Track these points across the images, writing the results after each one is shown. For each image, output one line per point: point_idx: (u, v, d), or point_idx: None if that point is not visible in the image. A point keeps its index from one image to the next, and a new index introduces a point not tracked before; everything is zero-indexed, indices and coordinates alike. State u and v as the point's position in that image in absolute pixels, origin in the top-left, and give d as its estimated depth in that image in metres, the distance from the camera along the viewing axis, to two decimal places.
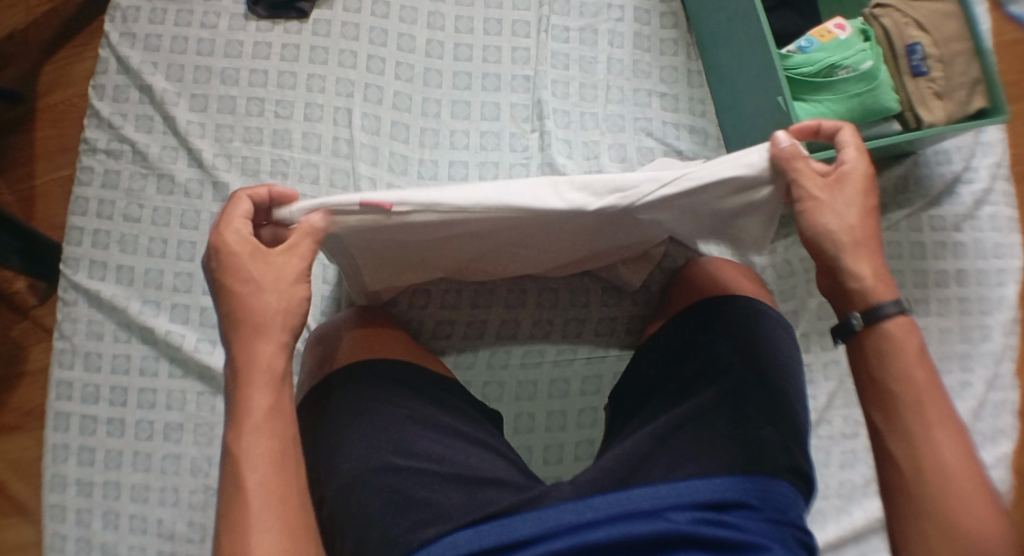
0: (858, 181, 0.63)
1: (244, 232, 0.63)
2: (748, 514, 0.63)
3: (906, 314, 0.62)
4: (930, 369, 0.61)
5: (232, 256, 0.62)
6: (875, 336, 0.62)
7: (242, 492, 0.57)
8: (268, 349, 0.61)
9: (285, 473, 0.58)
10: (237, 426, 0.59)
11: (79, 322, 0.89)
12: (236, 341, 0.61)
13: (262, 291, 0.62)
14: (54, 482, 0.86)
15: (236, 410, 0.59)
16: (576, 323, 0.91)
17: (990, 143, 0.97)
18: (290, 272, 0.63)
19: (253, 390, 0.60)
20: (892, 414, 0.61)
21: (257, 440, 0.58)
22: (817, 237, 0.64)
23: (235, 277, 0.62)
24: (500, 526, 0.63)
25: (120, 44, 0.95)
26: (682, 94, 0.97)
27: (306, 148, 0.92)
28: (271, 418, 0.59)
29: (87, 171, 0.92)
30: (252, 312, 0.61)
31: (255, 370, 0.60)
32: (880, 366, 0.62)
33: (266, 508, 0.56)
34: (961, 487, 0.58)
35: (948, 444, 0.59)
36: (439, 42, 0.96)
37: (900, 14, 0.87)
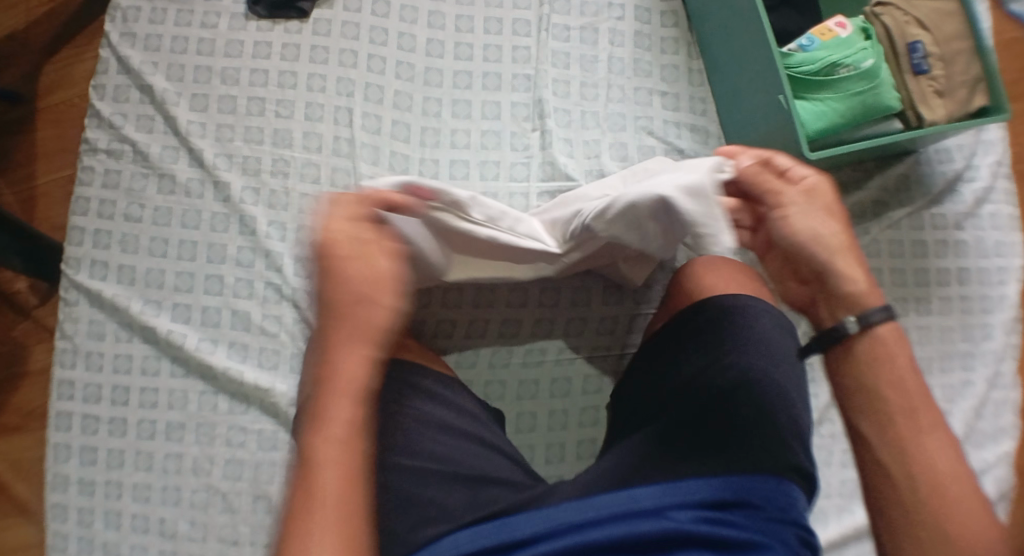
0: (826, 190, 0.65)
1: (351, 230, 0.61)
2: (752, 513, 0.63)
3: (895, 321, 0.62)
4: (919, 375, 0.61)
5: (336, 258, 0.59)
6: (865, 344, 0.62)
7: (314, 502, 0.53)
8: (356, 358, 0.57)
9: (358, 491, 0.54)
10: (318, 432, 0.55)
11: (80, 322, 0.89)
12: (325, 344, 0.58)
13: (354, 299, 0.58)
14: (55, 482, 0.86)
15: (317, 414, 0.56)
16: (578, 322, 0.90)
17: (991, 142, 0.97)
18: (377, 282, 0.59)
19: (339, 399, 0.56)
20: (883, 419, 0.60)
21: (334, 451, 0.55)
22: (803, 246, 0.63)
23: (330, 278, 0.59)
24: (503, 526, 0.63)
25: (120, 44, 0.95)
26: (683, 93, 0.97)
27: (306, 147, 0.92)
28: (352, 430, 0.56)
29: (88, 171, 0.92)
30: (343, 315, 0.58)
31: (340, 379, 0.57)
32: (870, 371, 0.61)
33: (335, 527, 0.52)
34: (953, 495, 0.57)
35: (940, 452, 0.59)
36: (440, 41, 0.96)
37: (900, 12, 0.87)
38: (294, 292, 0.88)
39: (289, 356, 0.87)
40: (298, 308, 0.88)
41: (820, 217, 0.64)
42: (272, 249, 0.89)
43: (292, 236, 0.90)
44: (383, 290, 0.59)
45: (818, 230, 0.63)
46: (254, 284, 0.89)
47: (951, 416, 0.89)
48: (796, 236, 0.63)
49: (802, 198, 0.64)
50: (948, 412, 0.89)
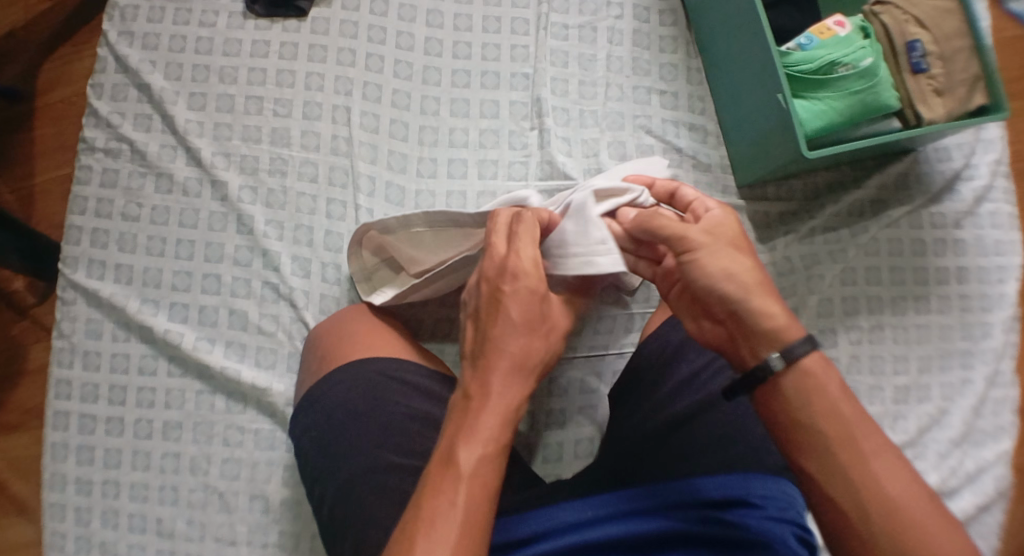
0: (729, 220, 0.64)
1: (535, 259, 0.65)
2: (750, 511, 0.62)
3: (819, 350, 0.58)
4: (851, 398, 0.58)
5: (518, 282, 0.63)
6: (790, 378, 0.58)
7: (445, 512, 0.54)
8: (512, 383, 0.60)
9: (487, 517, 0.55)
10: (467, 446, 0.57)
11: (77, 321, 0.89)
12: (479, 365, 0.61)
13: (522, 326, 0.62)
14: (54, 480, 0.86)
15: (468, 426, 0.58)
16: (576, 321, 0.90)
17: (991, 140, 0.97)
18: (555, 323, 0.64)
19: (487, 419, 0.58)
20: (825, 456, 0.57)
21: (480, 471, 0.56)
22: (712, 282, 0.61)
23: (505, 294, 0.63)
24: (502, 525, 0.64)
25: (117, 43, 0.95)
26: (682, 91, 0.97)
27: (304, 146, 0.92)
28: (497, 452, 0.58)
29: (86, 170, 0.92)
30: (501, 336, 0.61)
31: (494, 400, 0.59)
32: (804, 407, 0.58)
33: (458, 536, 0.53)
34: (911, 518, 0.54)
35: (890, 475, 0.55)
36: (438, 39, 0.96)
37: (899, 11, 0.87)
38: (292, 291, 0.88)
39: (286, 355, 0.87)
40: (295, 307, 0.88)
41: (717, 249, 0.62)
42: (269, 248, 0.89)
43: (290, 235, 0.90)
44: (554, 322, 0.64)
45: (720, 264, 0.61)
46: (252, 283, 0.89)
47: (950, 415, 0.89)
48: (704, 274, 0.61)
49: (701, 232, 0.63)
50: (947, 411, 0.89)
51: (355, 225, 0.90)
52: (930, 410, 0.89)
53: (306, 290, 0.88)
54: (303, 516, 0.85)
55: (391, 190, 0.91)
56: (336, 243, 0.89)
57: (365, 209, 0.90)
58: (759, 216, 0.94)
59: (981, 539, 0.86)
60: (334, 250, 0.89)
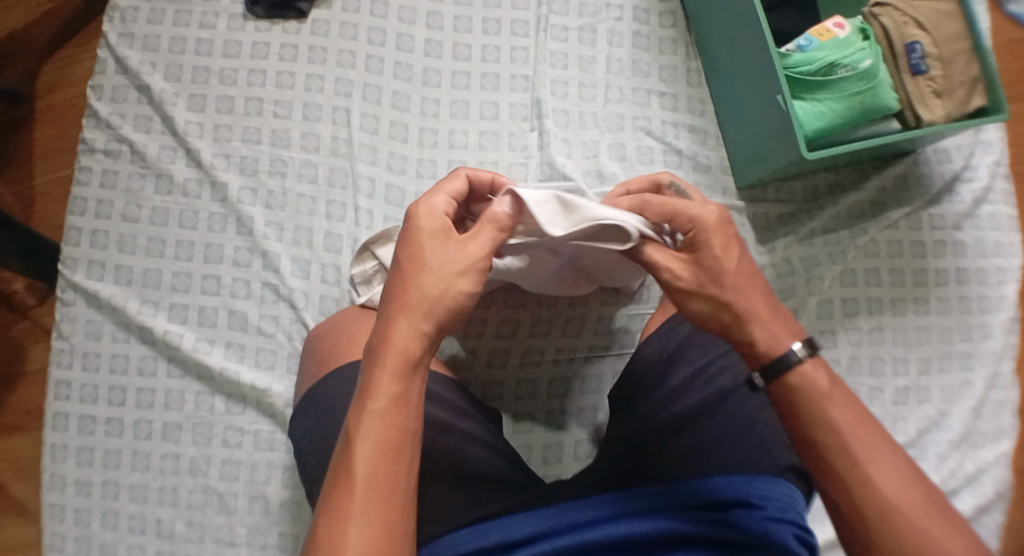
0: (718, 237, 0.61)
1: (440, 206, 0.62)
2: (750, 512, 0.63)
3: (814, 355, 0.59)
4: (843, 403, 0.58)
5: (416, 232, 0.60)
6: (779, 392, 0.59)
7: (344, 482, 0.54)
8: (409, 333, 0.57)
9: (392, 472, 0.54)
10: (366, 404, 0.56)
11: (77, 322, 0.89)
12: (382, 321, 0.58)
13: (423, 272, 0.58)
14: (53, 482, 0.86)
15: (366, 386, 0.56)
16: (577, 322, 0.90)
17: (990, 142, 0.97)
18: (459, 257, 0.59)
19: (383, 375, 0.56)
20: (823, 462, 0.57)
21: (378, 426, 0.55)
22: (702, 323, 0.62)
23: (410, 243, 0.60)
24: (499, 526, 0.63)
25: (118, 45, 0.95)
26: (681, 93, 0.97)
27: (304, 148, 0.92)
28: (396, 407, 0.56)
29: (86, 171, 0.92)
30: (405, 291, 0.58)
31: (389, 353, 0.57)
32: (799, 413, 0.58)
33: (358, 506, 0.53)
34: (910, 518, 0.54)
35: (884, 477, 0.55)
36: (438, 41, 0.96)
37: (899, 13, 0.87)
38: (292, 293, 0.88)
39: (286, 356, 0.87)
40: (295, 308, 0.88)
41: (708, 292, 0.61)
42: (269, 249, 0.89)
43: (290, 236, 0.90)
44: (463, 258, 0.59)
45: (708, 306, 0.61)
46: (252, 284, 0.89)
47: (950, 417, 0.89)
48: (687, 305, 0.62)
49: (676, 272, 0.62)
50: (947, 413, 0.89)
51: (355, 227, 0.90)
52: (930, 411, 0.89)
53: (306, 291, 0.88)
54: (302, 517, 0.85)
55: (391, 191, 0.91)
56: (336, 244, 0.89)
57: (365, 210, 0.90)
58: (759, 218, 0.94)
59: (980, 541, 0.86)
60: (335, 251, 0.89)
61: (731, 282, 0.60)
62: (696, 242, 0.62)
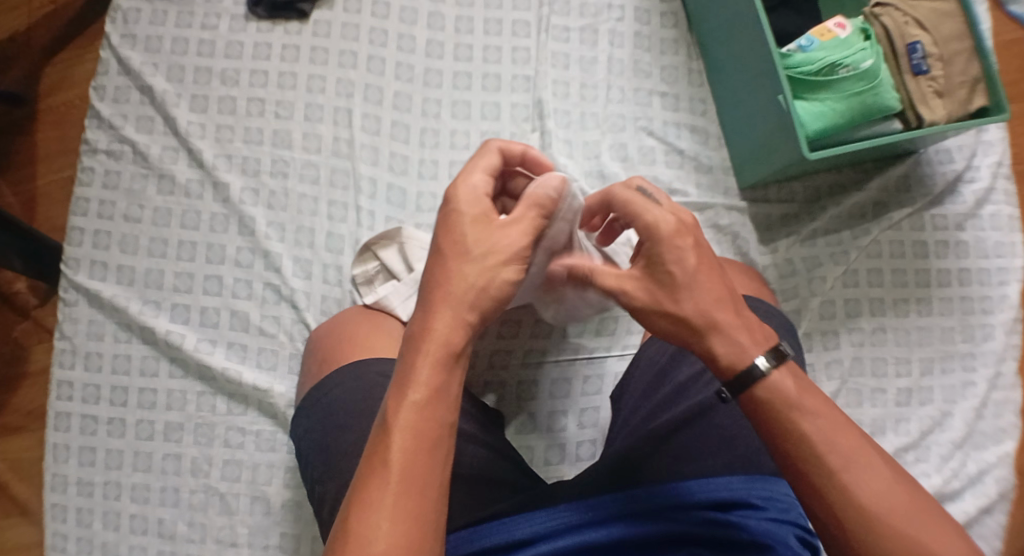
0: (671, 247, 0.59)
1: (479, 187, 0.60)
2: (751, 513, 0.63)
3: (784, 361, 0.59)
4: (817, 411, 0.57)
5: (458, 214, 0.58)
6: (749, 403, 0.58)
7: (378, 471, 0.53)
8: (451, 321, 0.56)
9: (429, 466, 0.53)
10: (405, 393, 0.54)
11: (79, 322, 0.89)
12: (424, 309, 0.57)
13: (464, 260, 0.57)
14: (55, 482, 0.86)
15: (405, 375, 0.55)
16: (578, 323, 0.90)
17: (992, 142, 0.97)
18: (504, 245, 0.58)
19: (422, 363, 0.55)
20: (801, 474, 0.56)
21: (417, 418, 0.54)
22: (662, 338, 0.61)
23: (450, 224, 0.58)
24: (493, 530, 0.63)
25: (120, 45, 0.95)
26: (683, 93, 0.97)
27: (306, 148, 0.92)
28: (435, 397, 0.54)
29: (88, 172, 0.92)
30: (449, 280, 0.57)
31: (430, 342, 0.55)
32: (774, 424, 0.57)
33: (393, 495, 0.52)
34: (890, 525, 0.54)
35: (863, 484, 0.55)
36: (440, 42, 0.96)
37: (899, 13, 0.87)
38: (293, 293, 0.88)
39: (287, 357, 0.87)
40: (297, 308, 0.88)
41: (663, 307, 0.60)
42: (271, 250, 0.89)
43: (292, 236, 0.90)
44: (506, 247, 0.58)
45: (659, 319, 0.60)
46: (253, 284, 0.89)
47: (952, 417, 0.89)
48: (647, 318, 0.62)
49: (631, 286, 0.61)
50: (949, 413, 0.89)
51: (356, 227, 0.90)
52: (932, 412, 0.89)
53: (307, 292, 0.88)
54: (304, 518, 0.84)
55: (393, 192, 0.91)
56: (337, 245, 0.89)
57: (366, 211, 0.90)
58: (761, 218, 0.94)
59: (983, 542, 0.85)
60: (336, 252, 0.89)
61: (682, 293, 0.59)
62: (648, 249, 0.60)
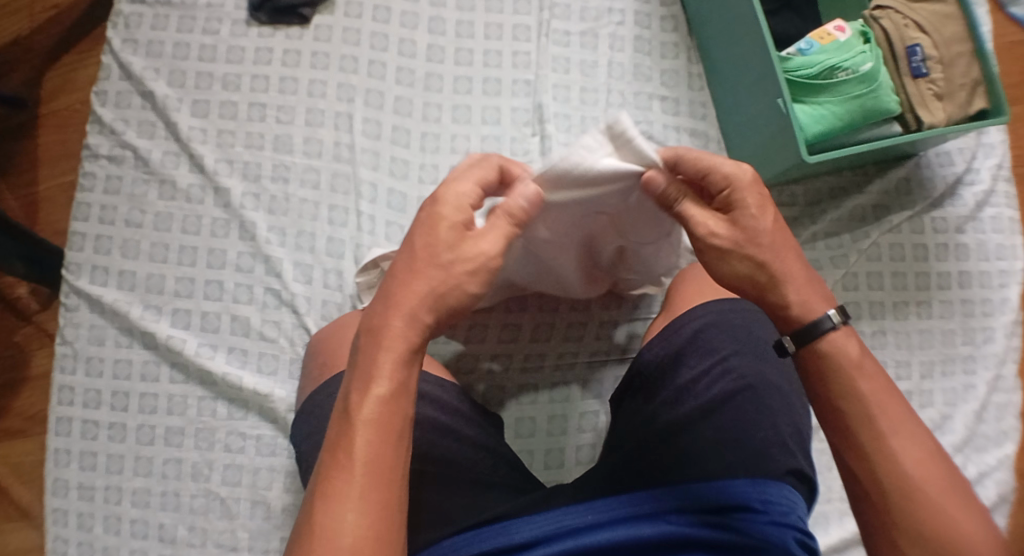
0: (753, 197, 0.61)
1: (466, 194, 0.60)
2: (755, 516, 0.63)
3: (848, 325, 0.59)
4: (873, 376, 0.58)
5: (435, 212, 0.59)
6: (808, 357, 0.59)
7: (343, 463, 0.53)
8: (410, 322, 0.57)
9: (392, 458, 0.54)
10: (367, 388, 0.55)
11: (81, 327, 0.89)
12: (385, 306, 0.57)
13: (429, 261, 0.58)
14: (56, 486, 0.86)
15: (365, 368, 0.56)
16: (578, 327, 0.90)
17: (992, 145, 0.97)
18: (471, 257, 0.59)
19: (385, 359, 0.55)
20: (846, 433, 0.57)
21: (378, 411, 0.54)
22: (733, 283, 0.62)
23: (429, 223, 0.59)
24: (503, 528, 0.64)
25: (122, 50, 0.95)
26: (683, 97, 0.97)
27: (307, 152, 0.92)
28: (398, 393, 0.55)
29: (90, 177, 0.93)
30: (405, 282, 0.58)
31: (391, 339, 0.56)
32: (826, 382, 0.59)
33: (359, 487, 0.53)
34: (928, 495, 0.54)
35: (905, 451, 0.55)
36: (440, 46, 0.96)
37: (899, 16, 0.87)
38: (294, 297, 0.88)
39: (288, 362, 0.88)
40: (297, 313, 0.88)
41: (744, 250, 0.60)
42: (272, 254, 0.89)
43: (293, 241, 0.90)
44: (478, 258, 0.59)
45: (743, 266, 0.61)
46: (254, 289, 0.89)
47: (952, 420, 0.89)
48: (717, 268, 0.62)
49: (712, 229, 0.61)
50: (950, 416, 0.89)
51: (357, 232, 0.90)
52: (932, 415, 0.89)
53: (308, 296, 0.88)
54: None
55: (393, 196, 0.91)
56: (338, 249, 0.90)
57: (367, 215, 0.90)
58: None
59: None
60: (336, 256, 0.89)
61: (768, 240, 0.60)
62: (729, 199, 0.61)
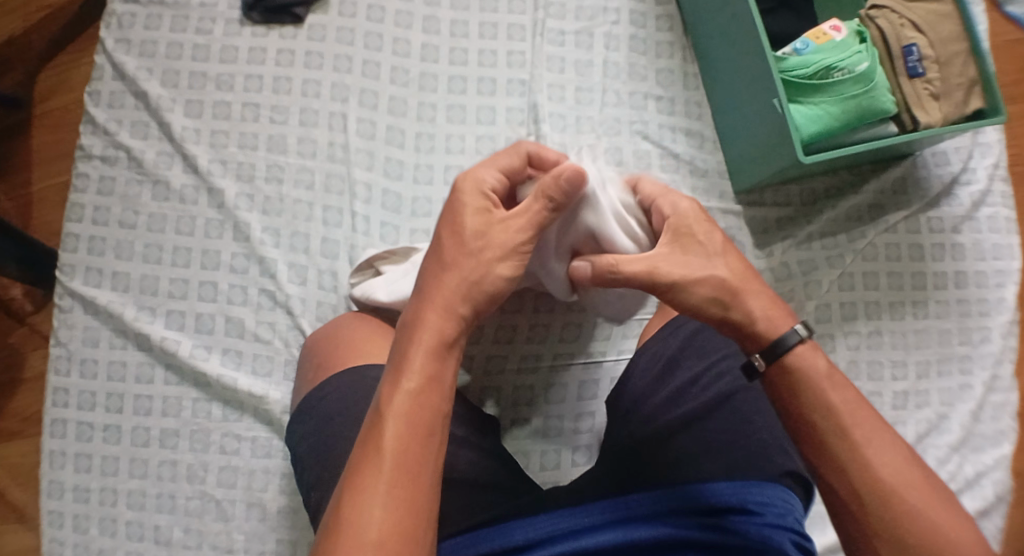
0: (699, 223, 0.63)
1: (490, 179, 0.62)
2: (747, 518, 0.63)
3: (809, 340, 0.60)
4: (843, 389, 0.58)
5: (463, 205, 0.60)
6: (778, 373, 0.60)
7: (373, 457, 0.52)
8: (442, 318, 0.57)
9: (423, 452, 0.53)
10: (398, 379, 0.55)
11: (75, 328, 0.89)
12: (419, 303, 0.58)
13: (463, 254, 0.59)
14: (51, 488, 0.86)
15: (398, 363, 0.56)
16: (575, 327, 0.90)
17: (988, 144, 0.97)
18: (497, 245, 0.59)
19: (417, 353, 0.56)
20: (822, 445, 0.58)
21: (409, 403, 0.54)
22: (699, 308, 0.60)
23: (455, 211, 0.60)
24: (495, 532, 0.63)
25: (114, 50, 0.95)
26: (678, 97, 0.97)
27: (301, 153, 0.92)
28: (429, 386, 0.55)
29: (83, 177, 0.92)
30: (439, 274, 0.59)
31: (423, 332, 0.56)
32: (797, 396, 0.59)
33: (388, 480, 0.52)
34: (906, 500, 0.55)
35: (880, 459, 0.56)
36: (434, 46, 0.96)
37: (895, 15, 0.87)
38: (289, 298, 0.88)
39: (283, 363, 0.87)
40: (292, 314, 0.88)
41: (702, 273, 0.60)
42: (266, 255, 0.89)
43: (287, 242, 0.90)
44: (505, 247, 0.59)
45: (703, 290, 0.60)
46: (248, 291, 0.89)
47: (949, 420, 0.89)
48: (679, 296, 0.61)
49: (668, 256, 0.61)
50: (946, 416, 0.89)
51: (352, 233, 0.90)
52: (929, 415, 0.89)
53: (303, 297, 0.88)
54: (300, 523, 0.84)
55: (388, 197, 0.91)
56: (333, 250, 0.89)
57: (362, 216, 0.90)
58: (758, 222, 0.94)
59: None
60: (331, 257, 0.89)
61: (720, 261, 0.61)
62: (675, 224, 0.64)
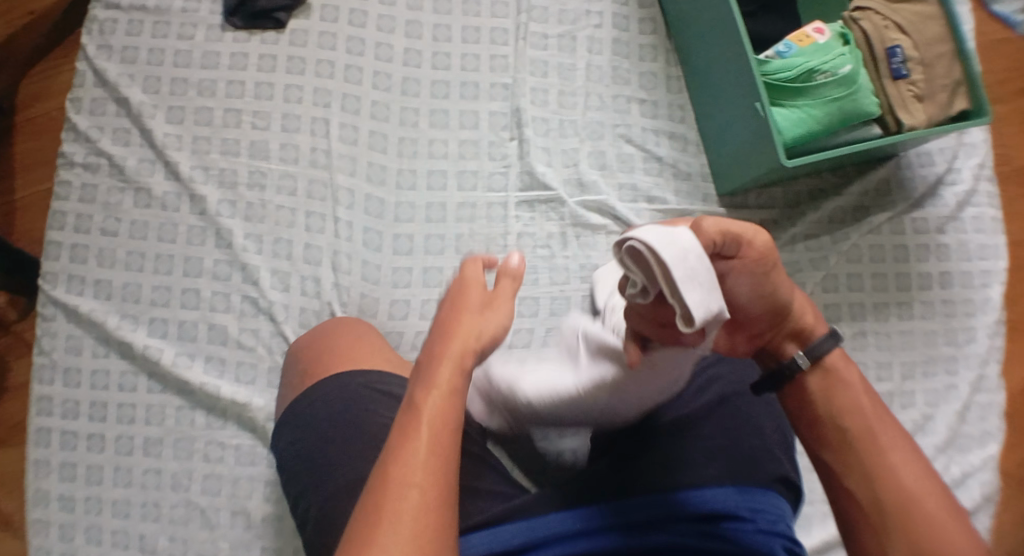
0: None
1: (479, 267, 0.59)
2: (740, 525, 0.63)
3: (841, 345, 0.60)
4: (873, 397, 0.59)
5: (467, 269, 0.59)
6: (815, 375, 0.60)
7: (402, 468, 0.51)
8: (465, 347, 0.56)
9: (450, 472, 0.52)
10: (425, 401, 0.54)
11: (58, 337, 0.88)
12: (438, 331, 0.57)
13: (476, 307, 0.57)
14: (36, 497, 0.86)
15: (423, 382, 0.55)
16: None
17: (974, 144, 0.97)
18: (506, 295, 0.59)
19: (443, 373, 0.54)
20: (844, 448, 0.58)
21: (438, 422, 0.53)
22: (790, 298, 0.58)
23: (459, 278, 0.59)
24: (496, 534, 0.64)
25: (96, 57, 0.94)
26: (662, 100, 0.97)
27: (283, 159, 0.92)
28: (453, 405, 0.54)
29: (65, 185, 0.92)
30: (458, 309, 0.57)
31: (448, 358, 0.55)
32: (829, 398, 0.59)
33: (417, 495, 0.50)
34: (924, 510, 0.55)
35: (903, 467, 0.56)
36: (417, 50, 0.95)
37: (879, 17, 0.86)
38: (271, 305, 0.88)
39: (266, 370, 0.87)
40: (275, 321, 0.88)
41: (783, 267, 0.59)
42: (249, 262, 0.89)
43: (270, 248, 0.89)
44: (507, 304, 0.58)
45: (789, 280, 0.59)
46: (231, 297, 0.89)
47: (934, 420, 0.89)
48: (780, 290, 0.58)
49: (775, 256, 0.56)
50: (931, 417, 0.89)
51: (335, 239, 0.90)
52: (914, 416, 0.89)
53: (286, 304, 0.88)
54: (285, 531, 0.84)
55: (371, 203, 0.91)
56: (315, 256, 0.89)
57: (344, 222, 0.90)
58: None
59: None
60: (314, 263, 0.89)
61: None
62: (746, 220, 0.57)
